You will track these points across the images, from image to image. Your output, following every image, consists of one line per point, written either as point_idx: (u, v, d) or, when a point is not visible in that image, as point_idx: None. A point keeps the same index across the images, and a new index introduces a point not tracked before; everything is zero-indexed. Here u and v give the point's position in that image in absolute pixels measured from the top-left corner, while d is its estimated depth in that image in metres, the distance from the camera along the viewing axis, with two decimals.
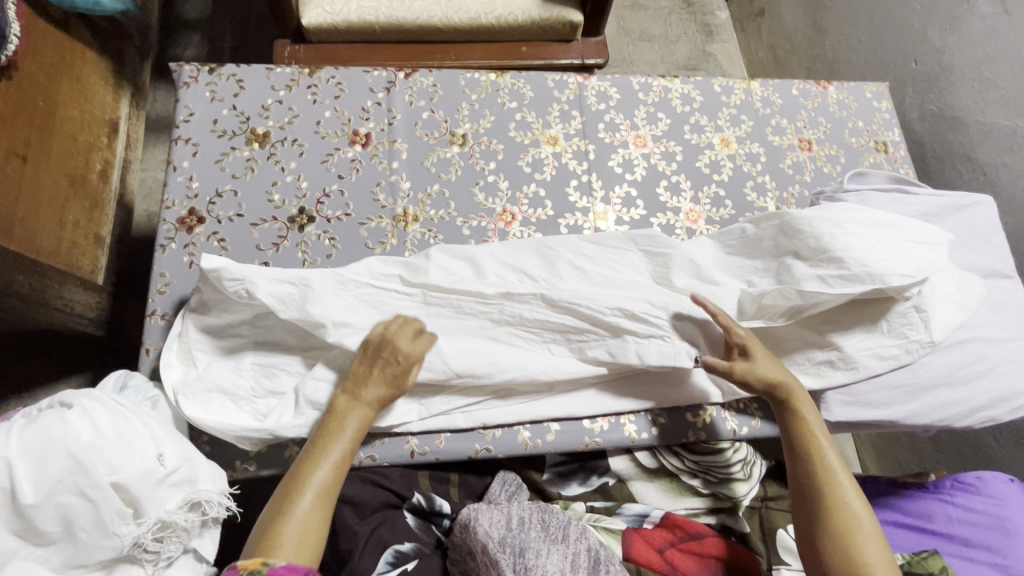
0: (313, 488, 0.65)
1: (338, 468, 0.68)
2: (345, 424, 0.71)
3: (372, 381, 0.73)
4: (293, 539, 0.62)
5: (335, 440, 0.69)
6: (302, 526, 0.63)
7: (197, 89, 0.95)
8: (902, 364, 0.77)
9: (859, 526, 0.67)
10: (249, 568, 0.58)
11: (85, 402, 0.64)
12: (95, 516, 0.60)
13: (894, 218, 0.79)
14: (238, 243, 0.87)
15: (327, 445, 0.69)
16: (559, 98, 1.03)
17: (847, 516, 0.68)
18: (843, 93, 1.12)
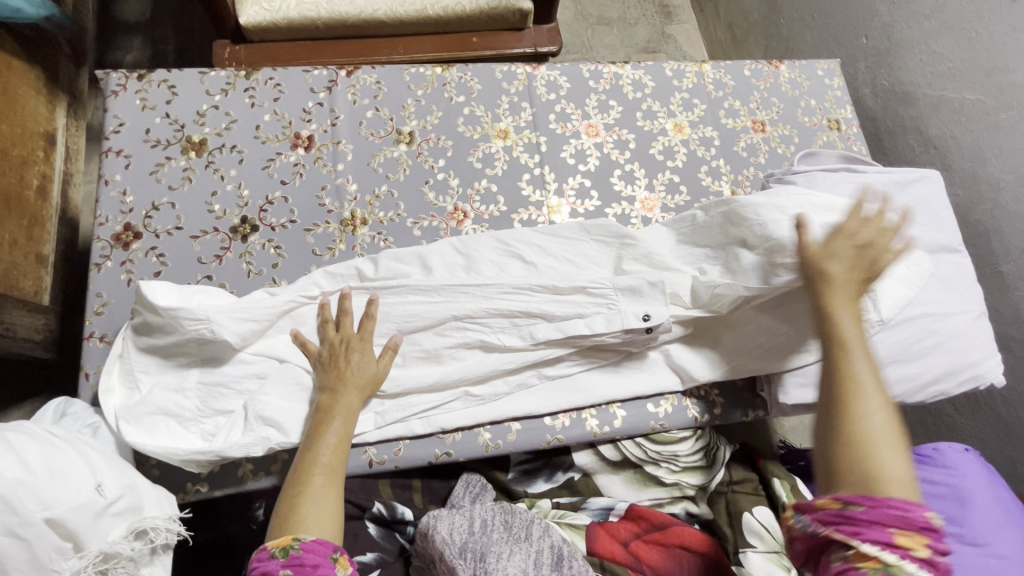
0: (321, 468, 0.67)
1: (340, 446, 0.70)
2: (336, 410, 0.72)
3: (356, 374, 0.75)
4: (314, 516, 0.63)
5: (329, 422, 0.71)
6: (321, 504, 0.64)
7: (126, 98, 0.91)
8: None
9: (876, 440, 0.59)
10: (280, 546, 0.59)
11: (12, 438, 0.61)
12: (30, 555, 0.57)
13: (838, 203, 0.79)
14: (178, 259, 0.84)
15: (324, 425, 0.70)
16: (508, 89, 1.01)
17: (866, 429, 0.60)
18: (795, 71, 1.12)
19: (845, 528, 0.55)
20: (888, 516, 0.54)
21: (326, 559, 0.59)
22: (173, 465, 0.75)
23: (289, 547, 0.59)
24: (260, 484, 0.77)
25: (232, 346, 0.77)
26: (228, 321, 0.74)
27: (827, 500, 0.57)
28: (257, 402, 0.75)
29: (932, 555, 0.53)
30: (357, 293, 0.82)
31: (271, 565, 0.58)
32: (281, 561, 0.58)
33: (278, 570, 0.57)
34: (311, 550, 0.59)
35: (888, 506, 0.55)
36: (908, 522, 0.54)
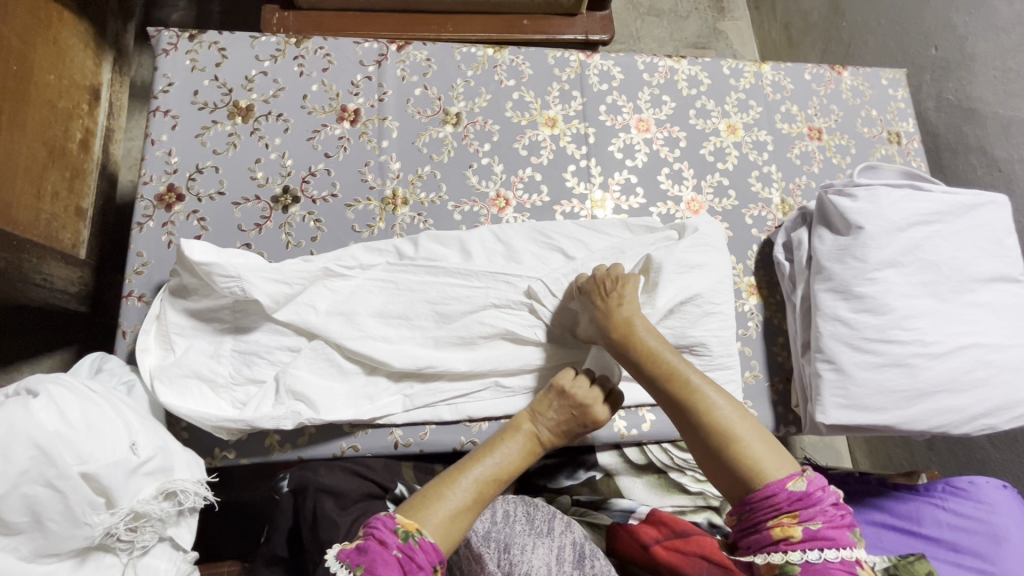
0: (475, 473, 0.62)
1: (502, 471, 0.63)
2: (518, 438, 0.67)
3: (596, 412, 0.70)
4: (447, 513, 0.58)
5: (506, 439, 0.67)
6: (458, 516, 0.58)
7: (177, 58, 0.90)
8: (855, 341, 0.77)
9: (736, 433, 0.61)
10: (405, 528, 0.55)
11: (53, 389, 0.61)
12: (64, 506, 0.58)
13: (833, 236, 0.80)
14: (219, 224, 0.84)
15: (498, 442, 0.66)
16: (560, 77, 0.98)
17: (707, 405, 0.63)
18: (858, 79, 1.07)
19: (745, 544, 0.58)
20: (771, 517, 0.56)
21: (430, 567, 0.54)
22: (202, 429, 0.75)
23: (409, 532, 0.55)
24: (285, 456, 0.78)
25: (267, 316, 0.76)
26: (263, 290, 0.73)
27: (729, 516, 0.60)
28: (288, 375, 0.74)
29: (810, 528, 0.54)
30: (395, 270, 0.81)
31: (389, 537, 0.54)
32: (398, 541, 0.54)
33: (393, 547, 0.53)
34: (425, 551, 0.54)
35: (756, 504, 0.57)
36: (773, 509, 0.56)
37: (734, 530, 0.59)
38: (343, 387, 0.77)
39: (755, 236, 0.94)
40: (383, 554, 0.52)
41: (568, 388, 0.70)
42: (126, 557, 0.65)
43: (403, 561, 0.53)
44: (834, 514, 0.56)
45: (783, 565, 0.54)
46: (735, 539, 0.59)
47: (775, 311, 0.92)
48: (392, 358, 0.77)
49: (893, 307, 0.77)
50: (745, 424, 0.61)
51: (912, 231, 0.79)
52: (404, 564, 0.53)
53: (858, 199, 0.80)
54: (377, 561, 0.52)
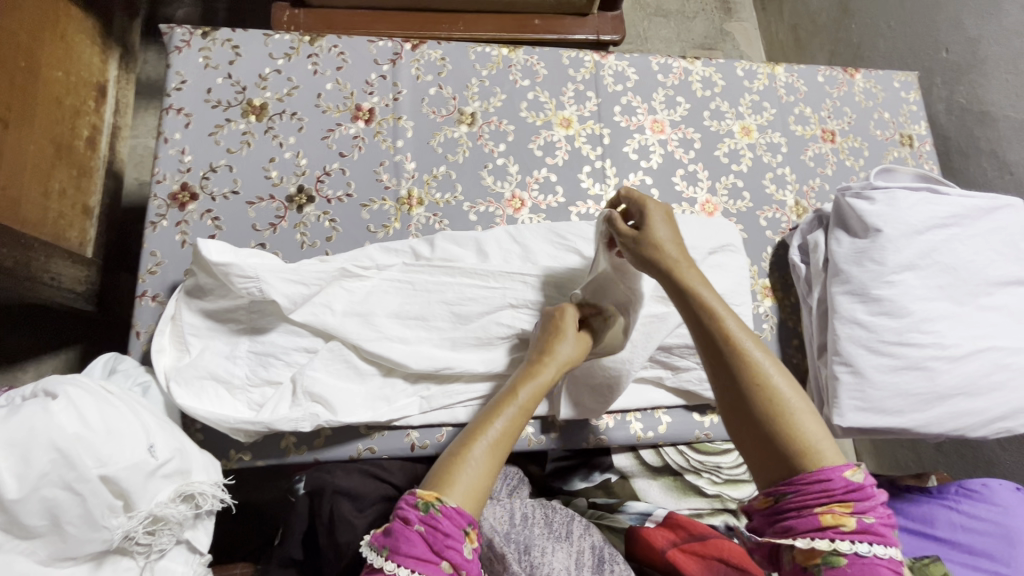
0: (489, 436, 0.61)
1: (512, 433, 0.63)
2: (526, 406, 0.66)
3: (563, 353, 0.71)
4: (467, 482, 0.57)
5: (507, 400, 0.65)
6: (476, 474, 0.58)
7: (189, 55, 0.89)
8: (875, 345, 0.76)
9: (788, 403, 0.54)
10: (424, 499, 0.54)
11: (70, 391, 0.61)
12: (83, 509, 0.57)
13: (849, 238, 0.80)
14: (233, 223, 0.83)
15: (500, 409, 0.65)
16: (574, 77, 0.98)
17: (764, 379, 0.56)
18: (870, 81, 1.07)
19: (779, 527, 0.52)
20: (818, 500, 0.50)
21: (459, 531, 0.53)
22: (218, 431, 0.74)
23: (430, 503, 0.54)
24: (301, 459, 0.77)
25: (284, 317, 0.76)
26: (280, 291, 0.73)
27: (760, 498, 0.54)
28: (305, 376, 0.74)
29: (862, 520, 0.49)
30: (412, 271, 0.80)
31: (410, 513, 0.54)
32: (420, 513, 0.54)
33: (415, 522, 0.53)
34: (449, 518, 0.53)
35: (805, 486, 0.51)
36: (828, 496, 0.50)
37: (762, 511, 0.54)
38: (360, 389, 0.77)
39: (769, 238, 0.94)
40: (406, 531, 0.53)
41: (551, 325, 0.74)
42: (143, 560, 0.64)
43: (428, 534, 0.53)
44: (880, 509, 0.52)
45: (828, 556, 0.49)
46: (764, 524, 0.54)
47: (789, 313, 0.92)
48: (410, 360, 0.76)
49: (911, 310, 0.77)
50: (800, 397, 0.55)
51: (929, 234, 0.79)
52: (430, 536, 0.53)
53: (876, 202, 0.80)
54: (402, 539, 0.52)
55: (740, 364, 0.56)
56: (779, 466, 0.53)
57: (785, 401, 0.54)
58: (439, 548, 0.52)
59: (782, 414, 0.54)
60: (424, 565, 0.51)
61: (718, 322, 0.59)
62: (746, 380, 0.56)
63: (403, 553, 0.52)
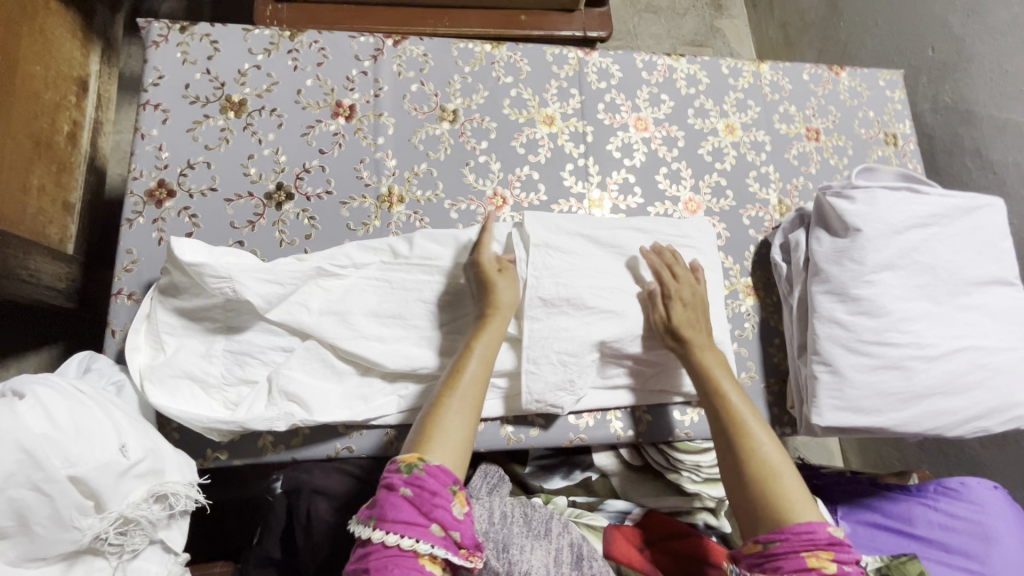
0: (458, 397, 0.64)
1: (478, 382, 0.67)
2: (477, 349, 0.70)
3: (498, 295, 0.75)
4: (446, 439, 0.60)
5: (467, 359, 0.68)
6: (453, 430, 0.61)
7: (167, 50, 0.88)
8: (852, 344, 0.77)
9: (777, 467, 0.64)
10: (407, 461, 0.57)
11: (39, 390, 0.60)
12: (52, 510, 0.57)
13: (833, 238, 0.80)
14: (211, 220, 0.82)
15: (464, 364, 0.68)
16: (558, 74, 0.97)
17: (764, 456, 0.65)
18: (855, 79, 1.07)
19: (768, 567, 0.59)
20: (804, 548, 0.57)
21: (445, 489, 0.56)
22: (193, 430, 0.74)
23: (413, 464, 0.57)
24: (279, 458, 0.77)
25: (260, 315, 0.75)
26: (255, 291, 0.72)
27: (750, 545, 0.61)
28: (281, 376, 0.73)
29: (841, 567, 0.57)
30: (390, 269, 0.80)
31: (394, 479, 0.56)
32: (404, 476, 0.56)
33: (399, 486, 0.55)
34: (433, 476, 0.56)
35: (794, 534, 0.58)
36: (812, 543, 0.57)
37: (752, 556, 0.61)
38: (337, 388, 0.76)
39: (752, 237, 0.94)
40: (392, 497, 0.55)
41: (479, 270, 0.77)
42: (115, 561, 0.63)
43: (414, 497, 0.55)
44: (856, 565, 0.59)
45: None
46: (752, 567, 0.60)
47: (771, 312, 0.92)
48: (388, 359, 0.76)
49: (889, 310, 0.77)
50: (793, 476, 0.64)
51: (909, 234, 0.79)
52: (416, 499, 0.55)
53: (856, 201, 0.80)
54: (387, 506, 0.55)
55: (739, 432, 0.67)
56: (765, 518, 0.62)
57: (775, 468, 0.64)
58: (427, 510, 0.55)
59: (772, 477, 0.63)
60: (413, 529, 0.54)
61: (723, 398, 0.71)
62: (743, 444, 0.66)
63: (392, 518, 0.54)
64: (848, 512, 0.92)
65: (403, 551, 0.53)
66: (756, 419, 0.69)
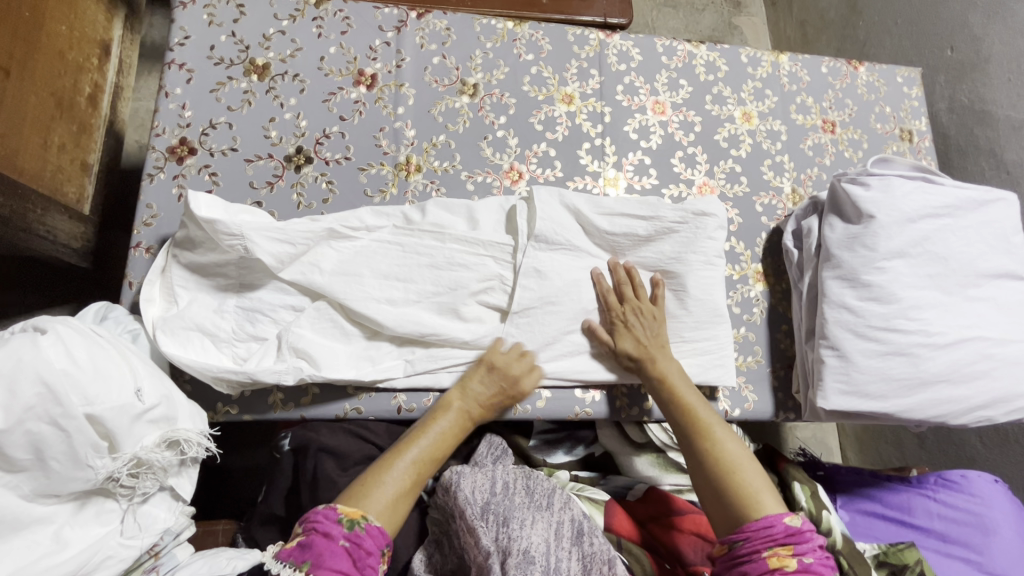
0: (414, 454, 0.69)
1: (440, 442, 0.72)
2: (449, 412, 0.74)
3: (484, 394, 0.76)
4: (386, 501, 0.65)
5: (438, 418, 0.73)
6: (397, 495, 0.66)
7: (194, 11, 0.89)
8: (859, 328, 0.77)
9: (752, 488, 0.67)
10: (349, 516, 0.62)
11: (61, 329, 0.61)
12: (68, 446, 0.58)
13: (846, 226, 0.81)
14: (231, 179, 0.83)
15: (437, 420, 0.73)
16: (579, 54, 0.98)
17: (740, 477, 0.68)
18: (873, 74, 1.07)
19: (737, 569, 0.63)
20: (764, 542, 0.62)
21: (377, 550, 0.62)
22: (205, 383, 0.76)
23: (354, 521, 0.61)
24: (287, 414, 0.78)
25: (273, 274, 0.76)
26: (267, 250, 0.72)
27: (719, 547, 0.67)
28: (291, 333, 0.74)
29: (802, 559, 0.61)
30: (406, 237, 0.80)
31: (334, 529, 0.60)
32: (344, 530, 0.60)
33: (339, 538, 0.60)
34: (371, 536, 0.61)
35: (754, 531, 0.63)
36: (773, 540, 0.62)
37: (722, 557, 0.65)
38: (345, 349, 0.77)
39: (764, 224, 0.95)
40: (330, 546, 0.59)
41: (497, 363, 0.77)
42: (126, 503, 0.65)
43: (351, 549, 0.60)
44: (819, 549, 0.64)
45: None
46: (722, 567, 0.65)
47: (780, 299, 0.92)
48: (397, 322, 0.76)
49: (899, 297, 0.77)
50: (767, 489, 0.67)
51: (922, 223, 0.79)
52: (353, 552, 0.60)
53: (871, 190, 0.80)
54: (325, 553, 0.58)
55: (708, 447, 0.71)
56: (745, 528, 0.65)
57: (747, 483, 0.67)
58: (361, 565, 0.60)
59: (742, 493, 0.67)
60: None
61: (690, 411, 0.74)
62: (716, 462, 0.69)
63: (328, 566, 0.57)
64: (848, 501, 0.92)
65: None
66: (725, 433, 0.72)
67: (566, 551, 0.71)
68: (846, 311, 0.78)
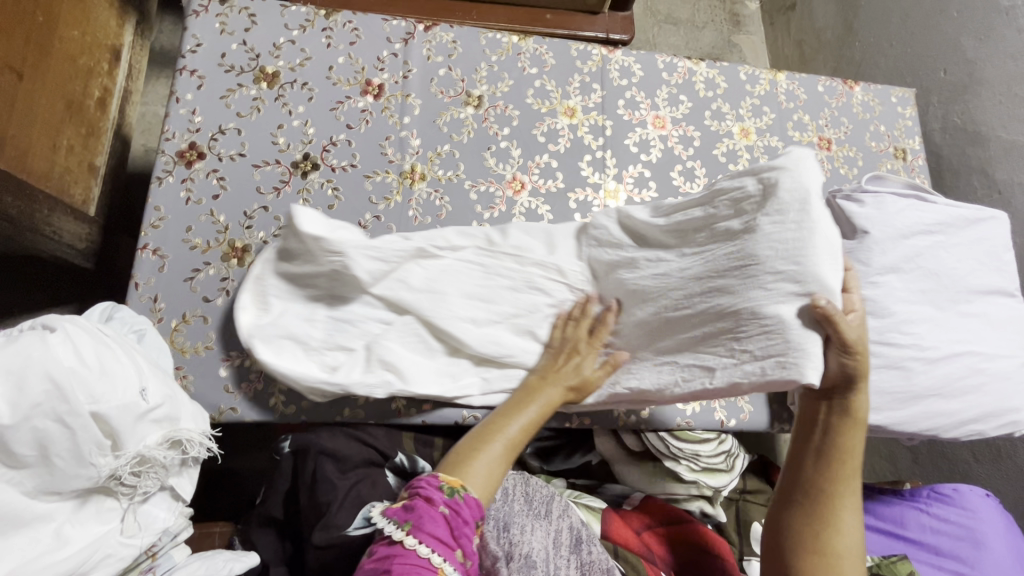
0: (502, 435, 0.68)
1: (529, 422, 0.70)
2: (537, 398, 0.73)
3: (576, 375, 0.74)
4: (479, 474, 0.64)
5: (528, 402, 0.72)
6: (490, 466, 0.65)
7: (207, 20, 0.91)
8: None
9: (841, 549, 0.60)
10: (449, 484, 0.61)
11: (69, 327, 0.62)
12: (72, 443, 0.59)
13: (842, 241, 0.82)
14: (238, 184, 0.85)
15: (520, 405, 0.72)
16: (581, 69, 1.00)
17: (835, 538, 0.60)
18: (868, 94, 1.10)
19: None
20: None
21: (474, 522, 0.60)
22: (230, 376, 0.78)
23: (454, 488, 0.61)
24: (289, 418, 0.79)
25: (292, 279, 0.78)
26: None
27: None
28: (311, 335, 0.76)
29: None
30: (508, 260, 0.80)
31: (436, 495, 0.60)
32: (445, 496, 0.60)
33: (440, 503, 0.59)
34: (470, 506, 0.61)
35: None
36: None
37: None
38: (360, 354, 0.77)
39: None
40: (430, 511, 0.58)
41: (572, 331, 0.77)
42: (126, 502, 0.65)
43: (450, 516, 0.59)
44: None
45: None
46: None
47: None
48: (480, 341, 0.77)
49: (892, 311, 0.79)
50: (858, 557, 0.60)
51: (914, 239, 0.81)
52: (451, 519, 0.59)
53: (866, 206, 0.82)
54: (425, 517, 0.58)
55: (828, 499, 0.61)
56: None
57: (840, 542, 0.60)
58: (457, 533, 0.59)
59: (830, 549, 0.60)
60: (443, 547, 0.57)
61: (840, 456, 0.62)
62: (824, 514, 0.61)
63: (428, 531, 0.57)
64: None
65: (427, 564, 0.55)
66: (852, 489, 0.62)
67: (565, 560, 0.71)
68: None
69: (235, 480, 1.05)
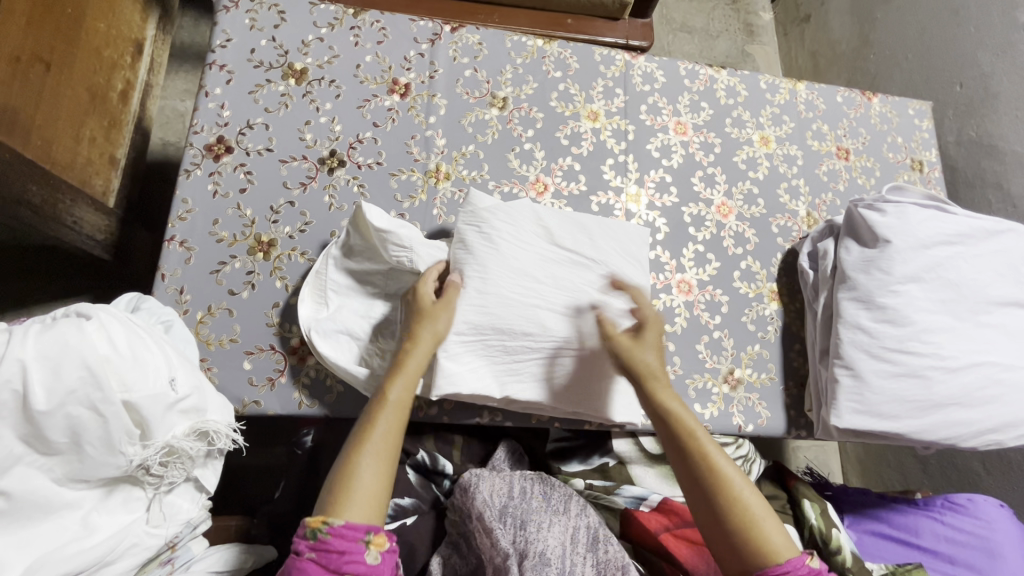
0: (374, 440, 0.60)
1: (399, 408, 0.64)
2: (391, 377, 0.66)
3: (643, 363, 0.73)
4: (359, 494, 0.57)
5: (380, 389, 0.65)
6: (371, 476, 0.58)
7: (237, 15, 0.92)
8: (875, 350, 0.79)
9: (756, 515, 0.61)
10: (312, 525, 0.54)
11: (103, 315, 0.62)
12: (103, 432, 0.59)
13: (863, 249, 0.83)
14: (265, 178, 0.85)
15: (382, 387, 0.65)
16: (605, 74, 1.01)
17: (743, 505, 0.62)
18: (886, 106, 1.11)
19: None
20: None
21: (354, 543, 0.54)
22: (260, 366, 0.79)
23: (317, 529, 0.54)
24: (311, 412, 0.79)
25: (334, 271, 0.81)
26: None
27: None
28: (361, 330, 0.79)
29: None
30: (571, 269, 0.81)
31: (300, 544, 0.54)
32: (309, 542, 0.54)
33: (304, 552, 0.54)
34: (338, 536, 0.53)
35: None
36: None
37: None
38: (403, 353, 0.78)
39: (780, 245, 0.98)
40: (299, 564, 0.53)
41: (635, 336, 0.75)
42: (152, 492, 0.65)
43: (320, 557, 0.53)
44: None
45: None
46: None
47: (794, 318, 0.95)
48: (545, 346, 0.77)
49: (913, 320, 0.79)
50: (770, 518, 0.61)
51: (935, 249, 0.82)
52: (322, 559, 0.53)
53: (888, 215, 0.83)
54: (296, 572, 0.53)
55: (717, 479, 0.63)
56: (753, 559, 0.59)
57: (749, 507, 0.61)
58: (337, 566, 0.52)
59: (744, 516, 0.61)
60: None
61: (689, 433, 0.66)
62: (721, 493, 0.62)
63: None
64: (855, 521, 0.93)
65: None
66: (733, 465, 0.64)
67: (581, 557, 0.71)
68: (862, 332, 0.80)
69: (250, 474, 1.05)
